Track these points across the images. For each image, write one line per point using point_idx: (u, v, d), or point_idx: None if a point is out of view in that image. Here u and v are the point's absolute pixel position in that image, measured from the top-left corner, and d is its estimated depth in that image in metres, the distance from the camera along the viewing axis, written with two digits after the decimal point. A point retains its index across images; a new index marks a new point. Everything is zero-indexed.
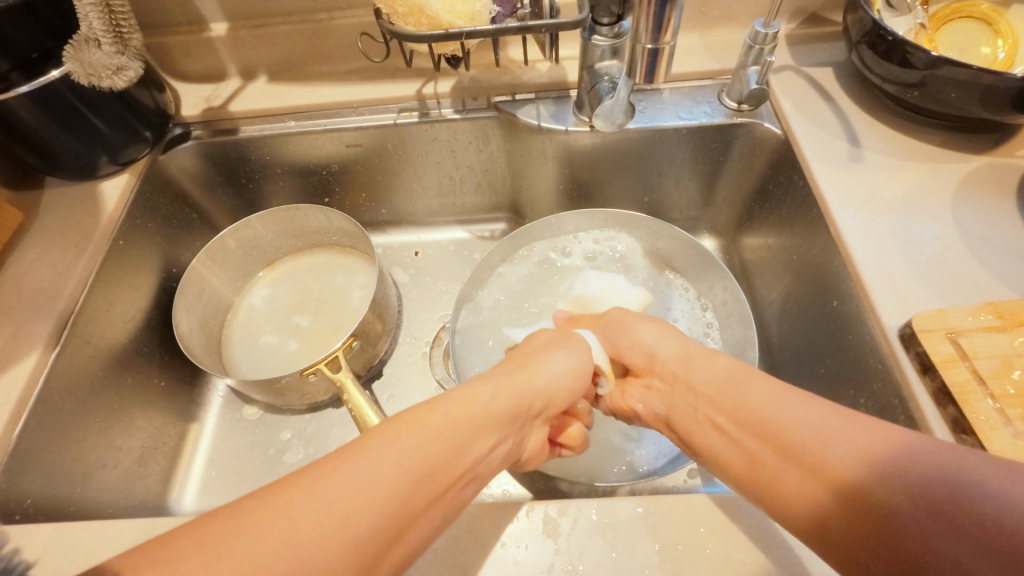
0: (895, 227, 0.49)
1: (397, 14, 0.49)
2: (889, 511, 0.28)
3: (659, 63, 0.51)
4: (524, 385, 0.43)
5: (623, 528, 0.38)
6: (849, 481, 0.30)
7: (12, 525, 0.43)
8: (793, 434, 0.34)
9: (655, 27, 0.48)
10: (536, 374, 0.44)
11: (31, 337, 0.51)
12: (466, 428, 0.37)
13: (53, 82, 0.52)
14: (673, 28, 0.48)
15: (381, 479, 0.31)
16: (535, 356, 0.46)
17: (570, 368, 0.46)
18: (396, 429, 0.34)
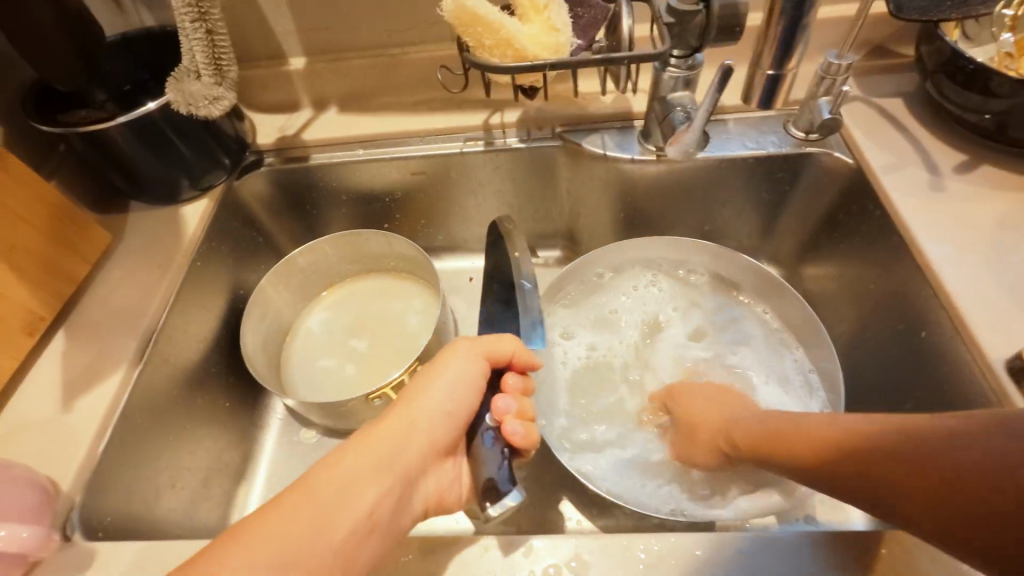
0: (987, 256, 0.49)
1: (481, 47, 0.50)
2: (917, 469, 0.32)
3: (779, 90, 0.51)
4: (387, 438, 0.41)
5: (726, 565, 0.37)
6: (874, 455, 0.35)
7: (97, 541, 0.43)
8: (835, 432, 0.39)
9: (780, 54, 0.48)
10: (412, 413, 0.43)
11: (117, 354, 0.53)
12: (338, 495, 0.36)
13: (150, 113, 0.55)
14: (798, 54, 0.48)
15: (286, 531, 0.33)
16: (422, 392, 0.44)
17: (460, 396, 0.44)
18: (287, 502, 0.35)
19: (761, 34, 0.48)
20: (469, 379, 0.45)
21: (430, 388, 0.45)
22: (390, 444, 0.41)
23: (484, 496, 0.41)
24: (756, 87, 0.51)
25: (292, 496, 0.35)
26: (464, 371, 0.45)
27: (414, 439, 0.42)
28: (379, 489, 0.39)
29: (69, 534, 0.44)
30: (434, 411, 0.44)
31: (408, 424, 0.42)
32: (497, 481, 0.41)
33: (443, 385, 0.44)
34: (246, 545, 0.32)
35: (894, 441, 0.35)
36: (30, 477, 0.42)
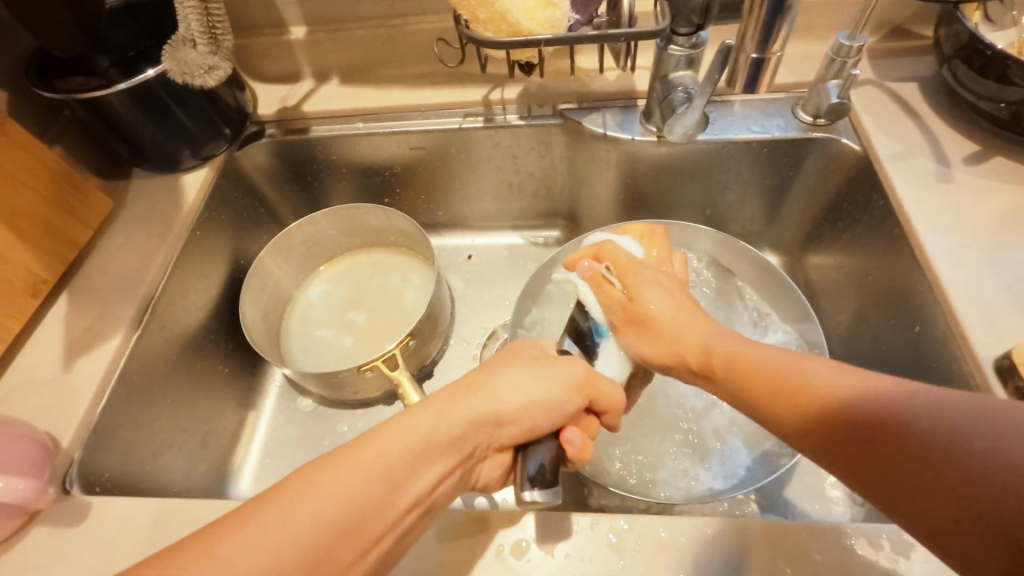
0: (988, 253, 0.47)
1: (476, 21, 0.50)
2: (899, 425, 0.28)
3: (762, 74, 0.52)
4: (474, 412, 0.38)
5: (693, 550, 0.37)
6: (847, 414, 0.31)
7: (92, 495, 0.46)
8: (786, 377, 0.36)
9: (763, 37, 0.48)
10: (486, 393, 0.39)
11: (116, 319, 0.55)
12: (410, 462, 0.35)
13: (149, 81, 0.55)
14: (782, 38, 0.49)
15: (356, 489, 0.32)
16: (494, 373, 0.41)
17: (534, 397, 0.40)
18: (315, 476, 0.32)
19: (745, 14, 0.48)
20: (566, 375, 0.42)
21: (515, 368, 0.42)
22: (476, 414, 0.38)
23: (529, 480, 0.38)
24: (739, 71, 0.52)
25: (366, 448, 0.34)
26: (565, 376, 0.42)
27: (497, 418, 0.39)
28: (449, 463, 0.37)
29: (66, 488, 0.46)
30: (522, 398, 0.40)
31: (497, 398, 0.39)
32: (545, 471, 0.39)
33: (533, 381, 0.41)
34: (296, 509, 0.30)
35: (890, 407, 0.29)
36: (28, 433, 0.45)
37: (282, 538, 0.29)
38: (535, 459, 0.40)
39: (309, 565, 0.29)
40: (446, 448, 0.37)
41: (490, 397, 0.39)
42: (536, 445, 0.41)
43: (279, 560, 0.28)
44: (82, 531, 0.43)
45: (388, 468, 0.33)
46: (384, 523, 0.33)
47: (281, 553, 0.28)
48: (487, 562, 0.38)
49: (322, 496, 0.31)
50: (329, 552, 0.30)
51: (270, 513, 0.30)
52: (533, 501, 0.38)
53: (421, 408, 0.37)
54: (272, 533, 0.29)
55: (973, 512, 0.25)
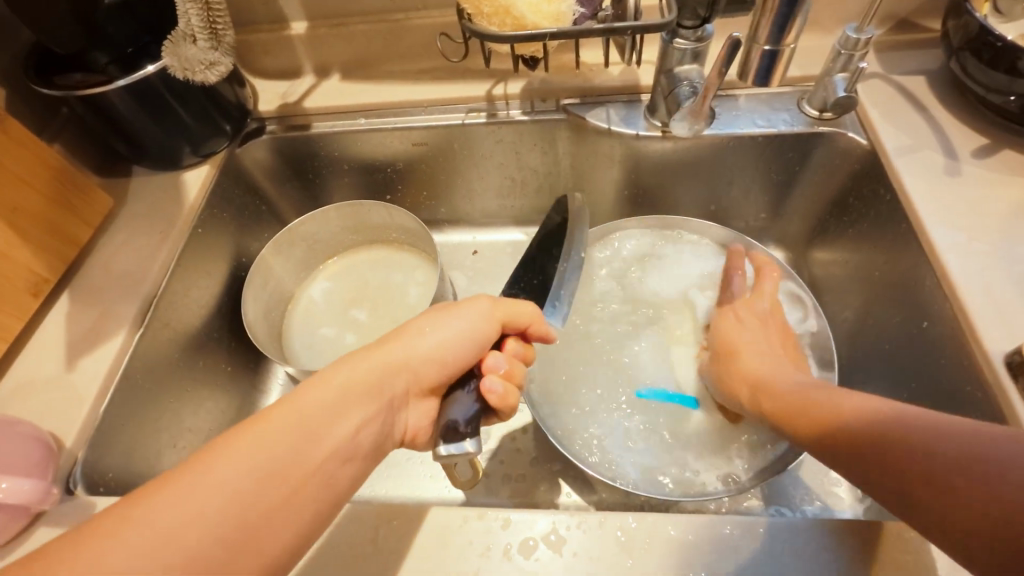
0: (997, 247, 0.47)
1: (480, 15, 0.49)
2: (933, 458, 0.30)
3: (776, 67, 0.51)
4: (379, 364, 0.39)
5: (700, 546, 0.37)
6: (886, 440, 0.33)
7: (97, 496, 0.45)
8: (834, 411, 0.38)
9: (778, 27, 0.48)
10: (411, 348, 0.40)
11: (119, 318, 0.54)
12: (325, 415, 0.35)
13: (149, 77, 0.55)
14: (797, 28, 0.48)
15: (271, 444, 0.33)
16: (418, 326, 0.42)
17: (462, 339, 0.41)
18: (225, 441, 0.32)
19: (760, 6, 0.48)
20: (475, 317, 0.42)
21: (437, 322, 0.42)
22: (383, 365, 0.39)
23: (444, 434, 0.39)
24: (753, 67, 0.51)
25: (276, 412, 0.34)
26: (484, 313, 0.43)
27: (414, 364, 0.40)
28: (367, 412, 0.37)
29: (70, 488, 0.46)
30: (435, 341, 0.41)
31: (406, 346, 0.40)
32: (459, 424, 0.39)
33: (448, 325, 0.42)
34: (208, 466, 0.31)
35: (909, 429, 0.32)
36: (32, 433, 0.45)
37: (200, 499, 0.30)
38: (453, 413, 0.40)
39: (232, 522, 0.30)
40: (361, 399, 0.37)
41: (405, 346, 0.40)
42: (455, 398, 0.41)
43: (200, 514, 0.29)
44: None
45: (300, 423, 0.34)
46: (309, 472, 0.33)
47: (198, 509, 0.29)
48: (494, 562, 0.38)
49: (235, 457, 0.31)
50: (254, 506, 0.31)
51: (192, 482, 0.30)
52: (448, 454, 0.38)
53: (330, 369, 0.38)
54: (190, 494, 0.30)
55: (980, 526, 0.27)
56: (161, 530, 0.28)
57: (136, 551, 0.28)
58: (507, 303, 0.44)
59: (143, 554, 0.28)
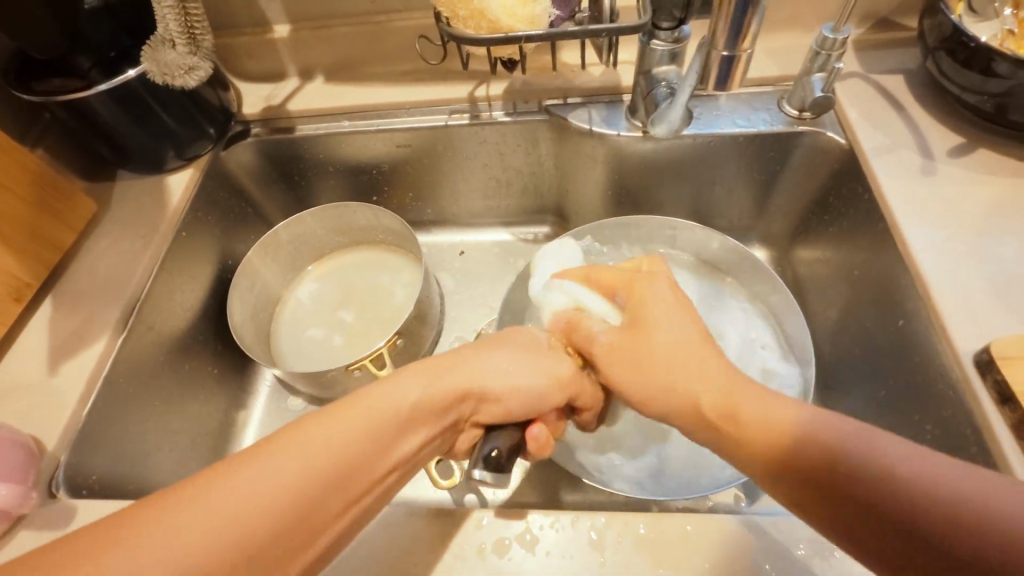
0: (972, 246, 0.47)
1: (456, 18, 0.49)
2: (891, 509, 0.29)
3: (734, 70, 0.51)
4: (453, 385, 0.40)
5: (673, 544, 0.38)
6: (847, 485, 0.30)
7: (79, 499, 0.46)
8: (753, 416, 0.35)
9: (734, 32, 0.48)
10: (475, 371, 0.41)
11: (102, 322, 0.55)
12: (390, 430, 0.36)
13: (130, 81, 0.55)
14: (752, 33, 0.48)
15: (337, 446, 0.34)
16: (478, 356, 0.43)
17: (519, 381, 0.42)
18: (293, 435, 0.33)
19: (717, 5, 0.48)
20: (539, 365, 0.44)
21: (498, 353, 0.44)
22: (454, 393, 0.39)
23: (482, 460, 0.39)
24: (712, 69, 0.52)
25: (355, 406, 0.36)
26: (545, 370, 0.43)
27: (478, 394, 0.41)
28: (430, 432, 0.39)
29: (53, 491, 0.46)
30: (499, 376, 0.42)
31: (469, 370, 0.41)
32: (499, 454, 0.40)
33: (512, 367, 0.43)
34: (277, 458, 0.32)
35: (871, 462, 0.30)
36: (14, 437, 0.45)
37: (281, 486, 0.31)
38: (493, 442, 0.41)
39: (293, 518, 0.31)
40: (428, 417, 0.38)
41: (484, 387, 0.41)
42: (501, 432, 0.42)
43: (279, 492, 0.31)
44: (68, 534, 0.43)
45: (375, 424, 0.36)
46: (378, 470, 0.35)
47: (283, 488, 0.31)
48: (470, 561, 0.38)
49: (305, 450, 0.33)
50: (311, 502, 0.32)
51: (277, 462, 0.32)
52: (482, 480, 0.38)
53: (400, 377, 0.39)
54: (272, 476, 0.31)
55: None
56: (226, 515, 0.29)
57: (195, 536, 0.28)
58: (581, 377, 0.45)
59: (214, 532, 0.29)
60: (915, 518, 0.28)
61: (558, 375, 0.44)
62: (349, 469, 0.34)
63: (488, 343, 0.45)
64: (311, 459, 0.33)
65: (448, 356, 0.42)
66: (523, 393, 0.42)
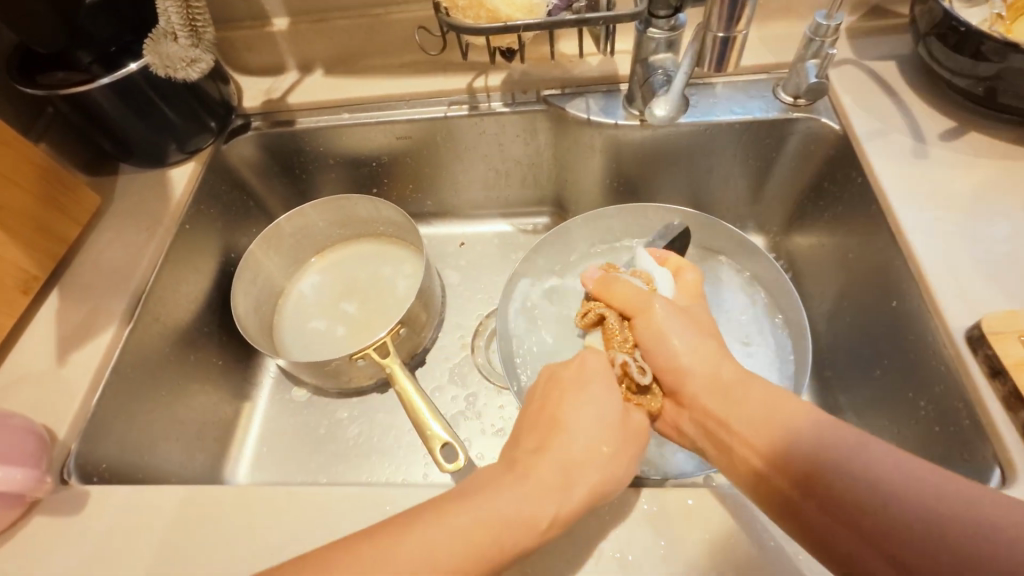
0: (963, 226, 0.48)
1: (456, 8, 0.50)
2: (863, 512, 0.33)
3: (729, 52, 0.52)
4: (552, 484, 0.38)
5: (674, 519, 0.39)
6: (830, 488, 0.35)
7: (90, 485, 0.47)
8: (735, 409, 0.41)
9: (728, 15, 0.49)
10: (567, 445, 0.40)
11: (108, 313, 0.55)
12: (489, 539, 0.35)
13: (132, 74, 0.56)
14: (746, 17, 0.49)
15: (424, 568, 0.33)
16: (569, 418, 0.41)
17: (599, 431, 0.41)
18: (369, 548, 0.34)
19: None
20: (606, 409, 0.42)
21: (583, 395, 0.42)
22: (563, 463, 0.39)
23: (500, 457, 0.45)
24: (707, 50, 0.52)
25: (436, 515, 0.35)
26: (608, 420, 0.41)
27: (522, 452, 0.40)
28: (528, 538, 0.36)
29: (65, 478, 0.47)
30: (598, 418, 0.41)
31: (573, 431, 0.40)
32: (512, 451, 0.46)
33: (589, 428, 0.41)
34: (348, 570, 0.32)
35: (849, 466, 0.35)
36: (26, 425, 0.46)
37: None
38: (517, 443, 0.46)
39: None
40: (584, 472, 0.39)
41: (557, 452, 0.39)
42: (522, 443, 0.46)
43: (476, 546, 0.34)
44: (81, 519, 0.44)
45: (536, 488, 0.37)
46: (562, 516, 0.37)
47: (438, 562, 0.33)
48: None
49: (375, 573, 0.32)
50: None
51: (343, 559, 0.33)
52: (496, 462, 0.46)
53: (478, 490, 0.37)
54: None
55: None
56: None
57: None
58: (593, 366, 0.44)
59: None
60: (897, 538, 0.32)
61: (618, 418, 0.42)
62: (533, 522, 0.36)
63: (545, 395, 0.44)
64: (471, 525, 0.35)
65: (537, 437, 0.41)
66: (611, 431, 0.41)
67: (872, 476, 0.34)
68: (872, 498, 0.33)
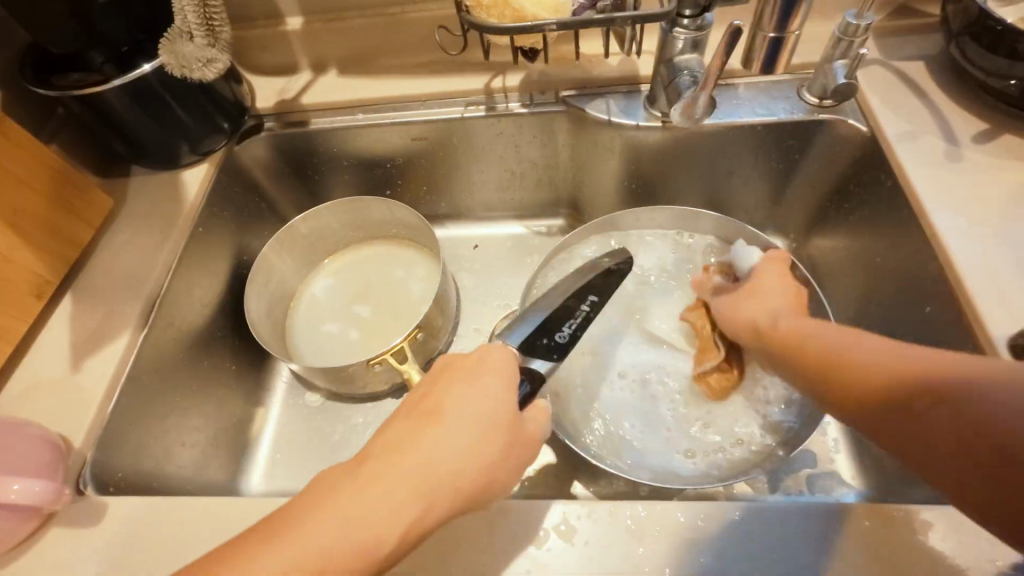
0: (1000, 231, 0.47)
1: (479, 7, 0.49)
2: (931, 427, 0.29)
3: (781, 52, 0.51)
4: (397, 496, 0.33)
5: (710, 532, 0.38)
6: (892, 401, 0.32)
7: (107, 496, 0.46)
8: (795, 337, 0.40)
9: (783, 13, 0.48)
10: (428, 449, 0.35)
11: (123, 318, 0.54)
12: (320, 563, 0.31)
13: (146, 75, 0.54)
14: (802, 14, 0.48)
15: None
16: (438, 415, 0.37)
17: (472, 442, 0.36)
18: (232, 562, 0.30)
19: None
20: (495, 407, 0.37)
21: (466, 388, 0.38)
22: (417, 473, 0.34)
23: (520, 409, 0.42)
24: (757, 51, 0.52)
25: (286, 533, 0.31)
26: (478, 423, 0.36)
27: (379, 444, 0.36)
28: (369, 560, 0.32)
29: (81, 488, 0.46)
30: (470, 413, 0.37)
31: (446, 428, 0.36)
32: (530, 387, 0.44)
33: (452, 435, 0.36)
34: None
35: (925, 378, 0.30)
36: (43, 435, 0.45)
37: None
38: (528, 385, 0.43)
39: None
40: (441, 483, 0.34)
41: (416, 455, 0.34)
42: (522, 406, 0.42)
43: (305, 574, 0.30)
44: (98, 531, 0.43)
45: (379, 498, 0.33)
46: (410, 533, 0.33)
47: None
48: (508, 554, 0.38)
49: None
50: None
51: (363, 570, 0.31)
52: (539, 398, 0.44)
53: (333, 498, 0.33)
54: None
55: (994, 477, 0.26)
56: None
57: None
58: (484, 360, 0.40)
59: None
60: (957, 442, 0.28)
61: (508, 417, 0.38)
62: (370, 544, 0.32)
63: (433, 379, 0.40)
64: (309, 549, 0.31)
65: (401, 428, 0.36)
66: (490, 433, 0.37)
67: (957, 379, 0.29)
68: (933, 396, 0.29)
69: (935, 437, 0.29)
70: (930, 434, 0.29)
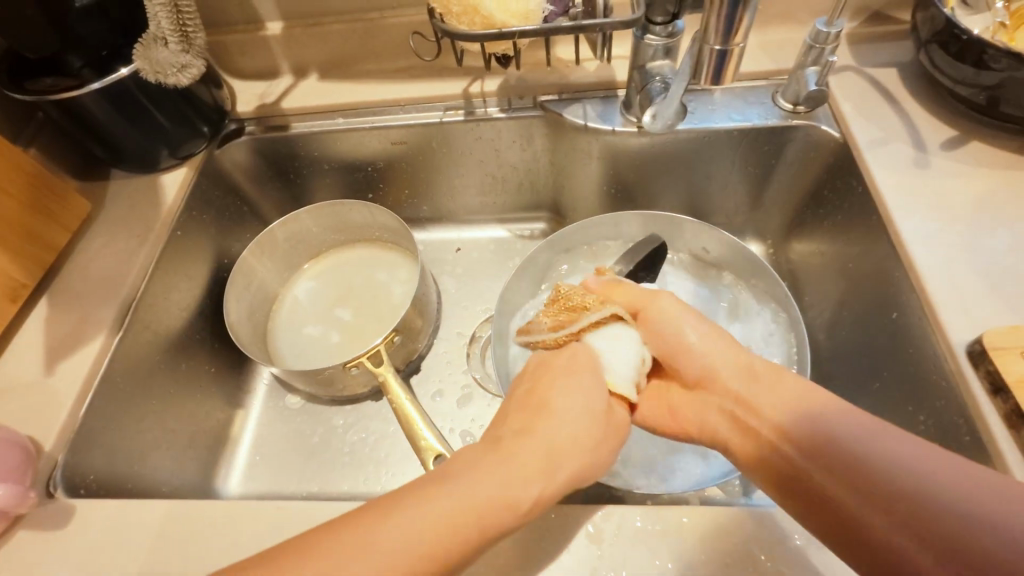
0: (966, 239, 0.47)
1: (450, 14, 0.49)
2: (876, 507, 0.34)
3: (726, 64, 0.52)
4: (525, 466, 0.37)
5: (668, 536, 0.38)
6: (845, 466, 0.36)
7: (77, 498, 0.46)
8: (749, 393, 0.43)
9: (725, 29, 0.49)
10: (553, 430, 0.40)
11: (97, 321, 0.55)
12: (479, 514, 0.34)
13: (122, 79, 0.55)
14: (744, 28, 0.50)
15: (412, 545, 0.32)
16: (549, 403, 0.42)
17: (583, 424, 0.41)
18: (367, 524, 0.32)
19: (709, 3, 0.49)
20: (593, 399, 0.43)
21: (574, 383, 0.43)
22: (547, 449, 0.39)
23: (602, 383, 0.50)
24: (705, 61, 0.53)
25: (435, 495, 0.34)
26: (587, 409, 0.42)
27: (506, 434, 0.40)
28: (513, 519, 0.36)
29: (51, 491, 0.46)
30: (582, 408, 0.42)
31: (562, 418, 0.41)
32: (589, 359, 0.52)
33: (571, 416, 0.41)
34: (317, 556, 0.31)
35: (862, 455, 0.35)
36: (11, 437, 0.45)
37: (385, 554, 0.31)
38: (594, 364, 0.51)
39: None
40: (567, 458, 0.39)
41: (540, 436, 0.40)
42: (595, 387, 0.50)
43: (460, 523, 0.33)
44: (66, 534, 0.44)
45: (517, 471, 0.37)
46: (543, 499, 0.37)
47: (437, 537, 0.33)
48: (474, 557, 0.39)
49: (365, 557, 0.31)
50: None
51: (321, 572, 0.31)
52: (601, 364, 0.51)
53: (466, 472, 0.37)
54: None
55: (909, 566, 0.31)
56: None
57: None
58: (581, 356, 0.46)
59: None
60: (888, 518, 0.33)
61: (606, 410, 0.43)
62: (516, 505, 0.36)
63: (535, 378, 0.45)
64: (453, 509, 0.34)
65: (522, 416, 0.42)
66: (595, 424, 0.42)
67: (899, 466, 0.34)
68: (885, 479, 0.34)
69: (867, 529, 0.33)
70: (874, 504, 0.34)
